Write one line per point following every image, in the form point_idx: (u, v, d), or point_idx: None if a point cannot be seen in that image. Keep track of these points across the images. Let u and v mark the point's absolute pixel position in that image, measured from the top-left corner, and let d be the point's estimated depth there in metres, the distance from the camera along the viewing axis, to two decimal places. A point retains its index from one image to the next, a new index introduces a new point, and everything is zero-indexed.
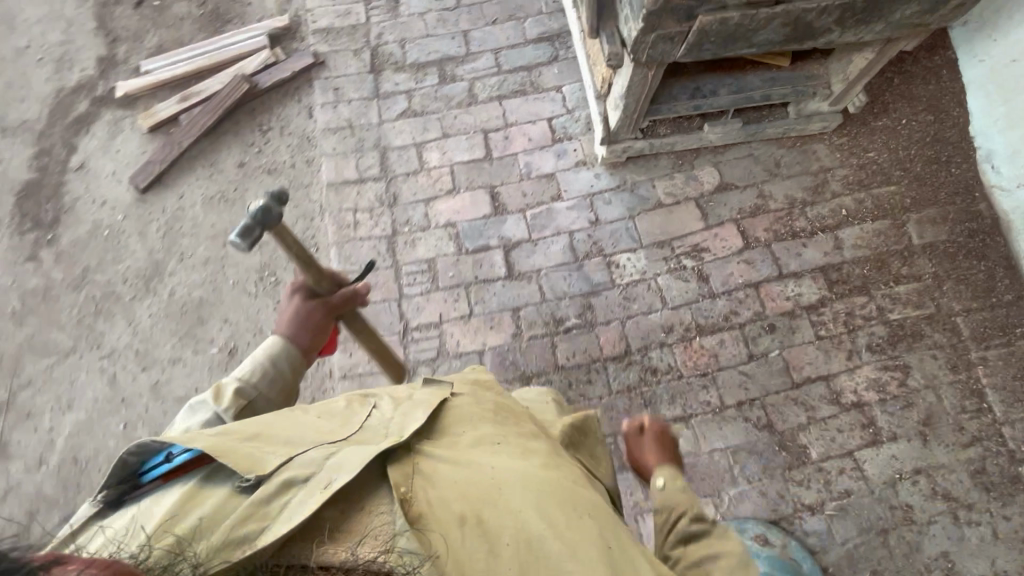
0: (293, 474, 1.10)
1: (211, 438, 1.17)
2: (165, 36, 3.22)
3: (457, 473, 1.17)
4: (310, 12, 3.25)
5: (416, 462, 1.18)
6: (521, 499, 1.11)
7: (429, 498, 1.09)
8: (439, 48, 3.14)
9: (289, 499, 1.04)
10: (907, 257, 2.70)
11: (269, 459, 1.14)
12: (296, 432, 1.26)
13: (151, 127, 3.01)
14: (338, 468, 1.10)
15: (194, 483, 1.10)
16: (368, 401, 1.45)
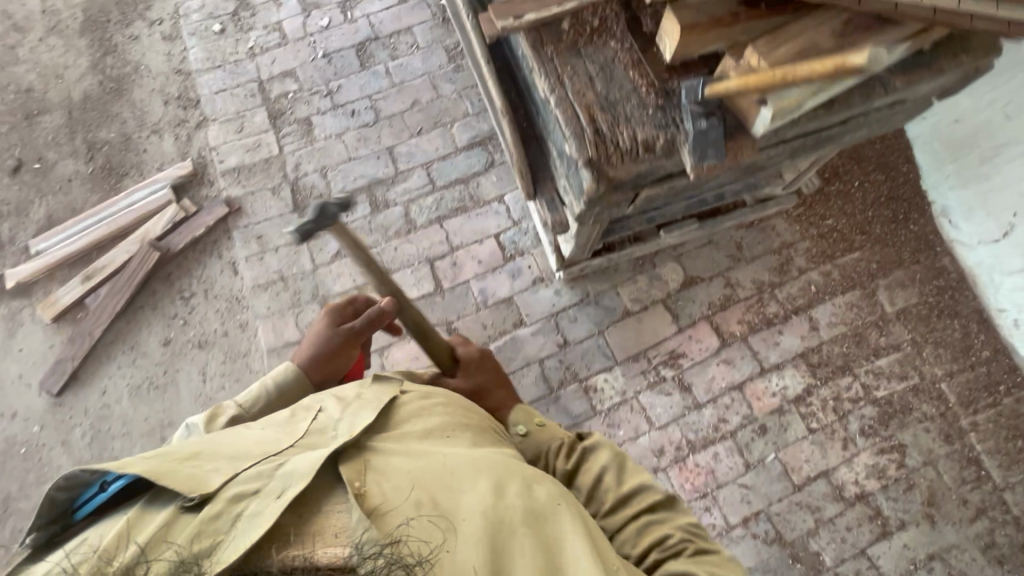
0: (240, 488, 1.11)
1: (148, 462, 1.15)
2: (53, 203, 2.85)
3: (411, 463, 1.23)
4: (215, 151, 2.94)
5: (369, 458, 1.23)
6: (473, 482, 1.19)
7: (385, 487, 1.15)
8: (365, 172, 2.89)
9: (241, 511, 1.06)
10: (882, 327, 2.64)
11: (213, 477, 1.14)
12: (238, 449, 1.25)
13: (54, 318, 2.65)
14: (288, 482, 1.12)
15: (136, 511, 1.09)
16: (311, 407, 1.44)
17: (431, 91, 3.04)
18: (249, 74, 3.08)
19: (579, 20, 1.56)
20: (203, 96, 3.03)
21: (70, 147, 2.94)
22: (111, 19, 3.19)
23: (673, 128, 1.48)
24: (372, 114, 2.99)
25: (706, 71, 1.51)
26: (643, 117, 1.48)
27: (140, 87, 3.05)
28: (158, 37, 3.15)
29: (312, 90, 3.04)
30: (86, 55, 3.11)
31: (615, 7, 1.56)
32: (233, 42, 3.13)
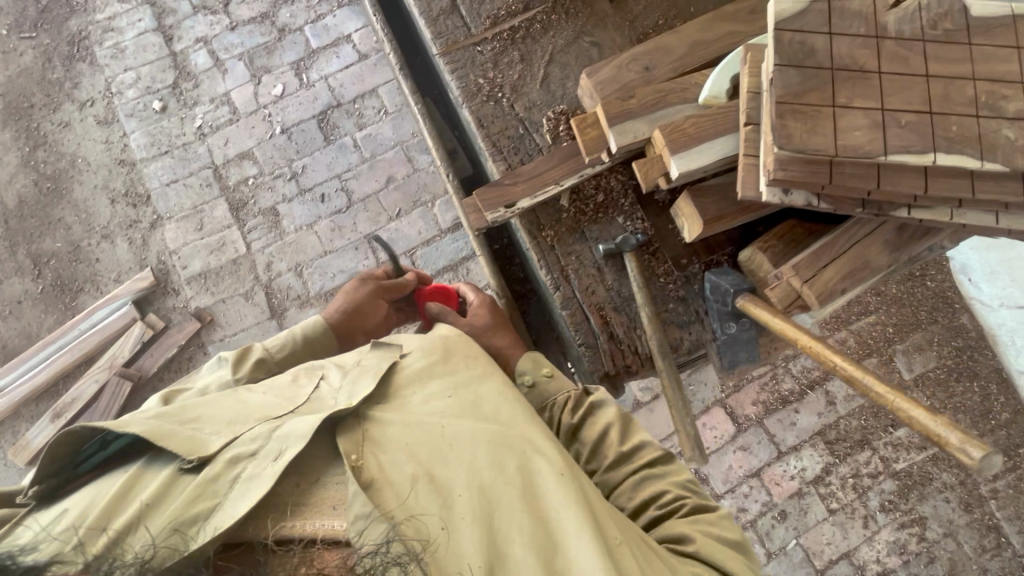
0: (240, 449, 0.92)
1: (147, 422, 0.93)
2: (7, 330, 2.62)
3: (410, 430, 0.99)
4: (175, 254, 2.67)
5: (371, 427, 0.99)
6: (476, 453, 0.95)
7: (382, 461, 0.94)
8: (344, 266, 2.66)
9: (239, 474, 0.89)
10: (900, 395, 2.55)
11: (213, 436, 0.95)
12: (241, 411, 1.03)
13: (28, 462, 2.46)
14: (286, 443, 0.92)
15: (137, 469, 0.91)
16: (316, 370, 1.17)
17: (406, 164, 2.76)
18: (201, 158, 2.76)
19: (580, 195, 1.34)
20: (154, 190, 2.73)
21: (14, 263, 2.67)
22: (35, 103, 2.82)
23: (698, 323, 1.30)
24: (343, 197, 2.73)
25: (730, 252, 1.31)
26: (661, 314, 1.30)
27: (81, 184, 2.73)
28: (91, 122, 2.79)
29: (274, 172, 2.75)
30: (14, 151, 2.77)
31: (621, 175, 1.33)
32: (178, 122, 2.80)
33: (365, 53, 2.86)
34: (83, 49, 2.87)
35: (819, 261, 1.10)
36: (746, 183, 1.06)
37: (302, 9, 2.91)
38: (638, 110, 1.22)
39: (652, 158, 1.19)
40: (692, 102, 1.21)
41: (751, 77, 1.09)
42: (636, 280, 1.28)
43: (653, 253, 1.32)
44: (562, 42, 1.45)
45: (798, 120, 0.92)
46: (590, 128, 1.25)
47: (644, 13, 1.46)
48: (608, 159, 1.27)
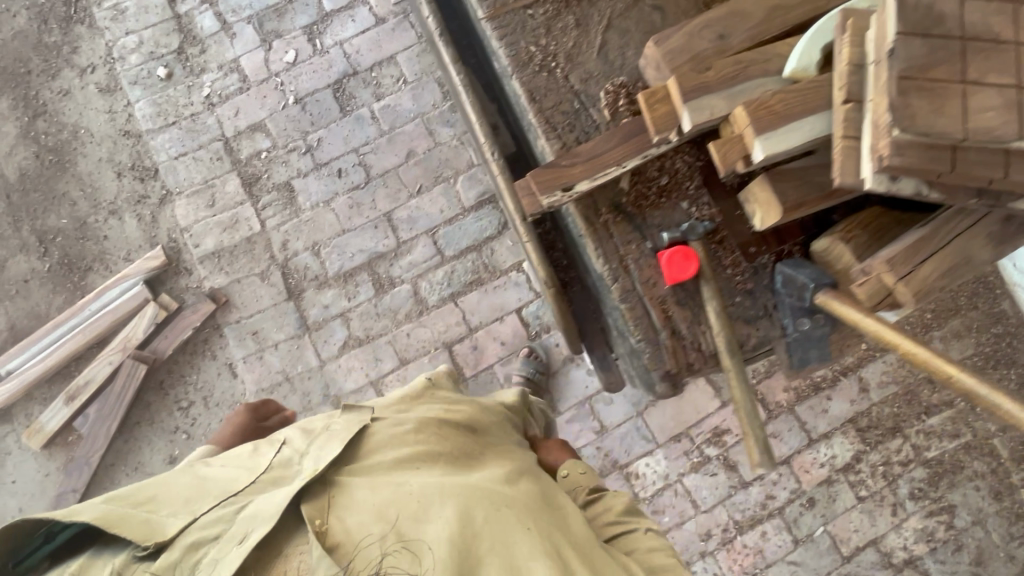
0: (196, 535, 1.06)
1: (97, 508, 1.07)
2: (14, 310, 2.53)
3: (378, 494, 1.11)
4: (186, 232, 2.56)
5: (337, 494, 1.12)
6: (439, 509, 1.08)
7: (354, 523, 1.07)
8: (363, 246, 2.55)
9: (202, 557, 1.04)
10: (935, 382, 2.49)
11: (168, 520, 1.08)
12: (196, 490, 1.17)
13: (43, 445, 2.41)
14: (251, 524, 1.05)
15: (89, 558, 1.05)
16: (276, 437, 1.32)
17: (427, 138, 2.62)
18: (211, 130, 2.62)
19: (642, 177, 1.23)
20: (161, 164, 2.60)
21: (18, 240, 2.55)
22: (32, 69, 2.65)
23: (766, 318, 1.21)
24: (361, 172, 2.60)
25: (802, 241, 1.21)
26: (728, 309, 1.20)
27: (85, 157, 2.60)
28: (93, 90, 2.64)
29: (288, 146, 2.61)
30: (12, 120, 2.62)
31: (687, 156, 1.23)
32: (185, 90, 2.64)
33: (382, 17, 2.68)
34: (81, 9, 2.69)
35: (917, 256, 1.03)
36: (844, 169, 0.95)
37: None
38: (715, 85, 1.10)
39: (731, 138, 1.08)
40: (776, 76, 1.10)
41: (852, 47, 0.97)
42: (704, 270, 1.18)
43: (720, 241, 1.22)
44: (621, 6, 1.31)
45: (921, 99, 0.81)
46: (661, 103, 1.13)
47: None
48: (678, 138, 1.15)
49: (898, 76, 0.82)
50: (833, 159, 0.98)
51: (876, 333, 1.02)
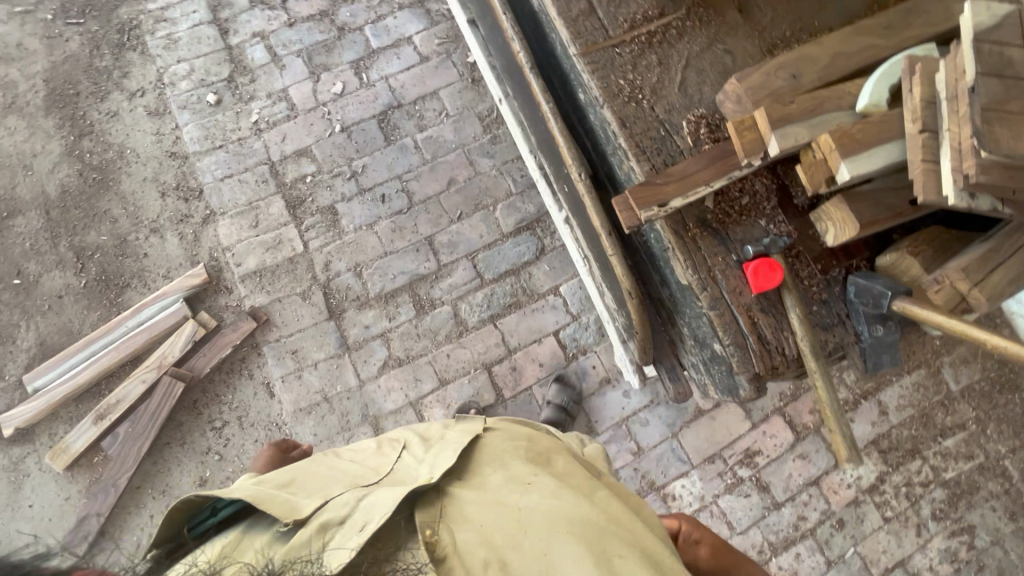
0: (329, 515, 0.95)
1: (249, 488, 1.03)
2: (44, 326, 2.48)
3: (486, 514, 0.97)
4: (228, 251, 2.59)
5: (449, 503, 0.98)
6: (552, 543, 0.94)
7: (461, 537, 0.93)
8: (405, 267, 2.61)
9: (330, 539, 0.90)
10: (948, 406, 2.63)
11: (305, 502, 0.99)
12: (332, 480, 1.11)
13: (67, 466, 2.33)
14: (371, 514, 0.92)
15: (240, 532, 0.98)
16: (401, 439, 1.27)
17: (467, 167, 2.73)
18: (257, 154, 2.69)
19: (725, 197, 1.36)
20: (207, 185, 2.65)
21: (55, 256, 2.54)
22: (81, 91, 2.71)
23: (840, 326, 1.32)
24: (404, 198, 2.68)
25: (868, 256, 1.34)
26: (808, 316, 1.31)
27: (129, 176, 2.63)
28: (141, 113, 2.70)
29: (333, 171, 2.69)
30: (57, 139, 2.65)
31: (765, 179, 1.36)
32: (234, 116, 2.72)
33: (427, 55, 2.84)
34: (134, 38, 2.78)
35: (988, 265, 1.21)
36: (927, 187, 1.09)
37: (363, 8, 2.88)
38: (797, 114, 1.26)
39: (815, 162, 1.24)
40: (849, 110, 1.25)
41: (923, 86, 1.13)
42: (787, 280, 1.30)
43: (797, 255, 1.34)
44: (697, 48, 1.47)
45: (1001, 126, 1.02)
46: (748, 131, 1.28)
47: (773, 24, 1.49)
48: (761, 162, 1.30)
49: (982, 109, 1.02)
50: (912, 180, 1.13)
51: (948, 326, 1.18)
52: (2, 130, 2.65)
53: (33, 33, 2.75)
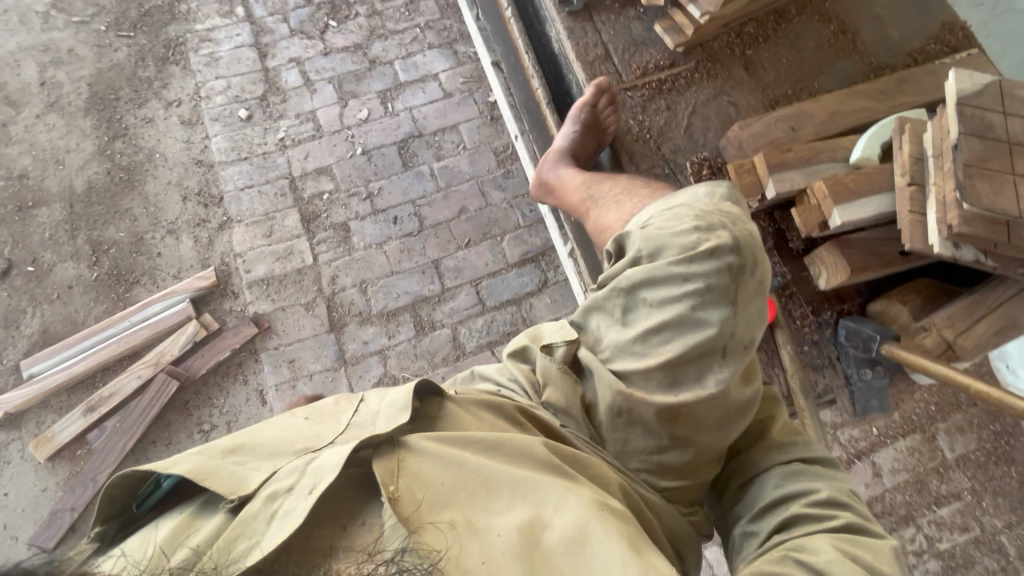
0: (277, 484, 0.91)
1: (191, 461, 0.95)
2: (50, 314, 2.52)
3: (446, 469, 0.97)
4: (240, 257, 2.65)
5: (406, 458, 0.97)
6: (516, 488, 0.97)
7: (421, 497, 0.93)
8: (409, 288, 2.66)
9: (277, 509, 0.88)
10: (943, 473, 2.58)
11: (251, 473, 0.95)
12: (282, 443, 1.01)
13: (49, 457, 2.31)
14: (320, 475, 0.91)
15: (188, 513, 0.92)
16: (357, 393, 1.16)
17: (480, 197, 2.83)
18: (279, 169, 2.81)
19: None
20: (227, 193, 2.75)
21: (71, 248, 2.61)
22: (121, 97, 2.86)
23: (831, 368, 1.36)
24: (415, 222, 2.77)
25: (859, 302, 1.39)
26: (799, 355, 1.36)
27: (155, 178, 2.74)
28: (175, 121, 2.84)
29: (350, 191, 2.79)
30: (91, 138, 2.78)
31: (761, 221, 1.44)
32: (262, 132, 2.86)
33: (450, 92, 3.01)
34: (179, 53, 2.96)
35: (973, 316, 1.24)
36: (915, 237, 1.17)
37: (395, 44, 3.07)
38: (794, 162, 1.34)
39: (809, 207, 1.30)
40: (842, 162, 1.34)
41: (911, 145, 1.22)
42: (779, 319, 1.37)
43: (790, 296, 1.40)
44: (703, 98, 1.59)
45: (985, 182, 1.05)
46: (747, 174, 1.37)
47: (775, 83, 1.64)
48: (759, 204, 1.38)
49: (965, 164, 1.06)
50: (902, 230, 1.20)
51: (938, 370, 1.17)
52: (41, 126, 2.78)
53: (85, 41, 2.93)
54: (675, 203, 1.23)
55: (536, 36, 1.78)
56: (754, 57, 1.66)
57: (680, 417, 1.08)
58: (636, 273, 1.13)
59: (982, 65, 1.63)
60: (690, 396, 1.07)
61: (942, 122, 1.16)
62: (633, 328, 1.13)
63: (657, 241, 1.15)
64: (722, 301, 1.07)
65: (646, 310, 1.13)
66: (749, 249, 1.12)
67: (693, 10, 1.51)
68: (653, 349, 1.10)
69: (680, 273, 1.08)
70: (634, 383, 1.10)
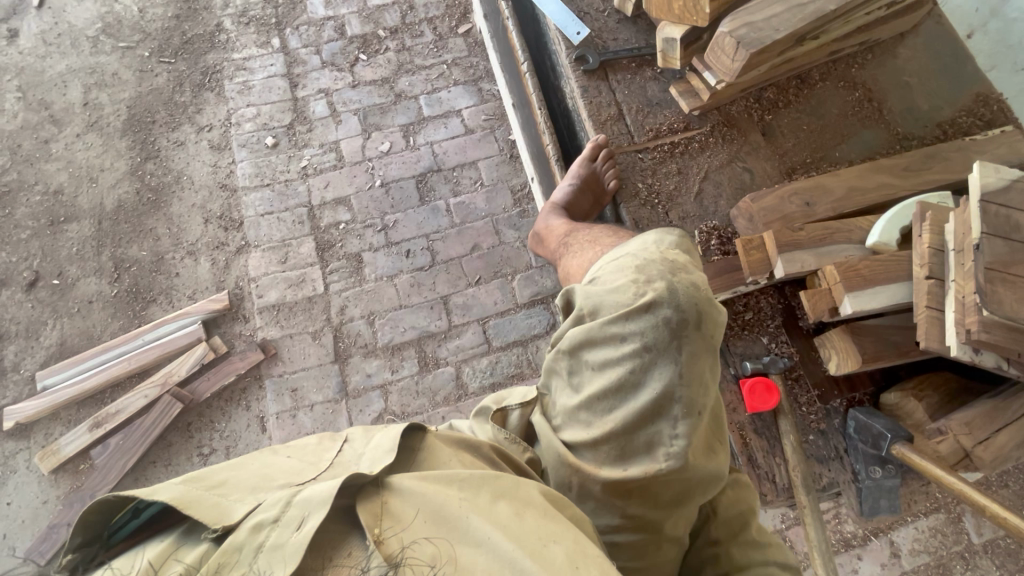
0: (264, 514, 0.83)
1: (176, 488, 0.86)
2: (69, 328, 2.60)
3: (427, 503, 0.90)
4: (253, 282, 2.70)
5: (388, 499, 0.90)
6: (495, 523, 0.87)
7: (403, 537, 0.84)
8: (415, 323, 2.66)
9: (263, 542, 0.80)
10: (968, 559, 2.37)
11: (238, 506, 0.86)
12: (266, 477, 0.95)
13: (52, 470, 2.35)
14: (309, 509, 0.82)
15: (169, 545, 0.81)
16: (341, 431, 1.13)
17: (493, 235, 2.82)
18: (299, 197, 2.86)
19: (729, 310, 1.56)
20: (248, 218, 2.81)
21: (95, 264, 2.70)
22: (157, 120, 2.98)
23: (837, 460, 1.47)
24: (428, 256, 2.77)
25: (870, 391, 1.52)
26: (804, 444, 1.48)
27: (180, 200, 2.83)
28: (205, 145, 2.94)
29: (365, 222, 2.82)
30: (125, 158, 2.89)
31: (770, 298, 1.56)
32: (286, 159, 2.93)
33: (472, 128, 3.03)
34: (214, 80, 3.08)
35: (991, 426, 1.35)
36: (930, 335, 1.28)
37: (421, 79, 3.12)
38: (807, 242, 1.42)
39: (821, 291, 1.39)
40: (859, 245, 1.43)
41: (932, 234, 1.32)
42: (783, 405, 1.48)
43: (796, 379, 1.52)
44: (717, 163, 1.65)
45: (1004, 287, 1.16)
46: (756, 251, 1.44)
47: (794, 149, 1.67)
48: (766, 280, 1.45)
49: (986, 266, 1.17)
50: (918, 323, 1.31)
51: (944, 479, 1.28)
52: (80, 144, 2.91)
53: (129, 66, 3.07)
54: (622, 252, 1.23)
55: (557, 83, 1.92)
56: (772, 122, 1.69)
57: (633, 490, 1.08)
58: (576, 334, 1.16)
59: (1014, 142, 1.58)
60: (640, 471, 1.06)
61: (964, 217, 1.26)
62: (580, 394, 1.15)
63: (598, 298, 1.17)
64: (666, 364, 1.06)
65: (591, 374, 1.14)
66: (698, 305, 1.09)
67: (709, 77, 1.55)
68: (597, 418, 1.11)
69: (616, 333, 1.10)
70: (581, 456, 1.12)
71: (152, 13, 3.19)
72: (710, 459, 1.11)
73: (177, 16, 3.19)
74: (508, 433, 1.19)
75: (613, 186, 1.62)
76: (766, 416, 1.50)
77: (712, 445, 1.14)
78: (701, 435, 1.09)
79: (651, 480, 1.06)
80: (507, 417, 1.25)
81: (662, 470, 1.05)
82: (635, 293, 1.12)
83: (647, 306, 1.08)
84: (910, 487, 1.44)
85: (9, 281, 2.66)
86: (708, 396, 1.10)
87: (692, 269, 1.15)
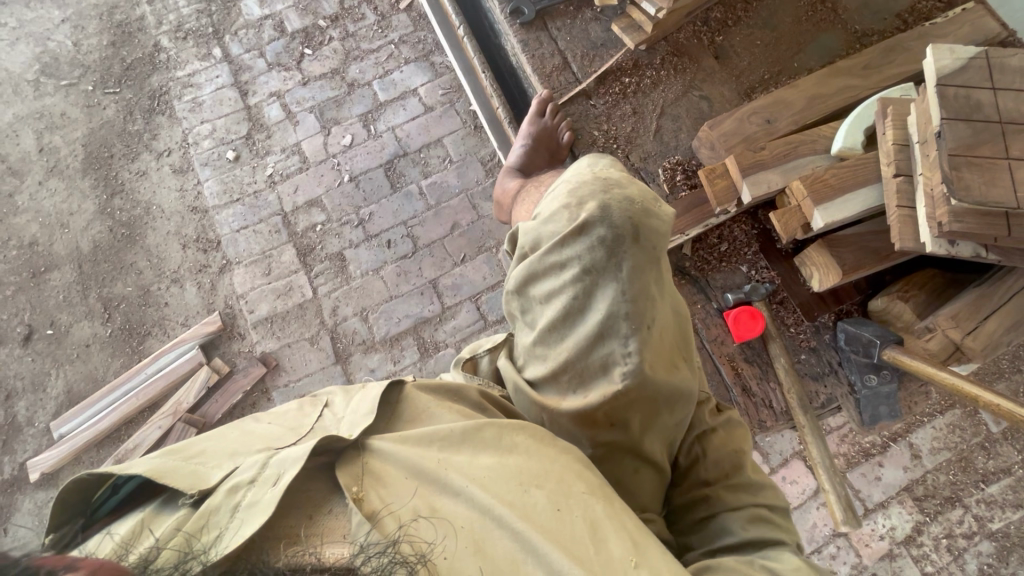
0: (240, 476, 0.84)
1: (152, 461, 0.87)
2: (73, 374, 2.63)
3: (410, 459, 0.91)
4: (243, 298, 2.70)
5: (370, 460, 0.91)
6: (474, 476, 0.88)
7: (385, 496, 0.85)
8: (409, 310, 2.65)
9: (239, 502, 0.80)
10: (989, 448, 2.38)
11: (215, 470, 0.87)
12: (246, 442, 0.94)
13: None
14: (284, 466, 0.83)
15: (149, 514, 0.81)
16: (322, 397, 1.11)
17: (471, 211, 2.78)
18: (271, 206, 2.82)
19: (703, 243, 1.56)
20: (224, 236, 2.79)
21: (84, 307, 2.71)
22: (115, 153, 2.93)
23: (832, 375, 1.48)
24: (409, 243, 2.74)
25: (858, 301, 1.51)
26: (796, 366, 1.48)
27: (154, 230, 2.80)
28: (168, 171, 2.89)
29: (342, 219, 2.79)
30: (91, 198, 2.86)
31: (743, 225, 1.55)
32: (250, 171, 2.88)
33: (431, 105, 2.95)
34: (163, 103, 3.00)
35: (978, 315, 1.35)
36: (904, 234, 1.26)
37: (371, 64, 3.02)
38: (769, 161, 1.40)
39: (791, 209, 1.37)
40: (825, 154, 1.40)
41: (896, 129, 1.28)
42: (769, 329, 1.49)
43: (781, 302, 1.51)
44: (672, 96, 1.60)
45: (972, 172, 1.11)
46: (720, 178, 1.42)
47: (750, 67, 1.61)
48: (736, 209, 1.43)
49: (950, 153, 1.12)
50: (891, 225, 1.29)
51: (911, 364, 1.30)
52: (44, 191, 2.88)
53: (75, 103, 3.01)
54: (560, 181, 1.19)
55: (495, 46, 1.92)
56: (724, 43, 1.63)
57: (598, 417, 1.06)
58: (521, 272, 1.15)
59: (977, 19, 1.50)
60: (599, 395, 1.05)
61: (924, 106, 1.22)
62: (535, 330, 1.14)
63: (537, 232, 1.14)
64: (609, 283, 1.04)
65: (541, 307, 1.13)
66: (633, 219, 1.04)
67: (647, 6, 1.49)
68: (553, 350, 1.10)
69: (556, 261, 1.08)
70: (545, 392, 1.12)
71: (87, 44, 3.10)
72: (672, 374, 1.09)
73: (113, 43, 3.09)
74: (482, 378, 1.23)
75: (567, 138, 1.58)
76: (755, 344, 1.51)
77: (674, 359, 1.11)
78: (656, 350, 1.06)
79: (612, 403, 1.05)
80: (477, 364, 1.28)
81: (621, 391, 1.03)
82: (570, 220, 1.09)
83: (580, 228, 1.05)
84: (909, 390, 1.44)
85: (5, 339, 2.67)
86: (658, 310, 1.06)
87: (626, 183, 1.10)
